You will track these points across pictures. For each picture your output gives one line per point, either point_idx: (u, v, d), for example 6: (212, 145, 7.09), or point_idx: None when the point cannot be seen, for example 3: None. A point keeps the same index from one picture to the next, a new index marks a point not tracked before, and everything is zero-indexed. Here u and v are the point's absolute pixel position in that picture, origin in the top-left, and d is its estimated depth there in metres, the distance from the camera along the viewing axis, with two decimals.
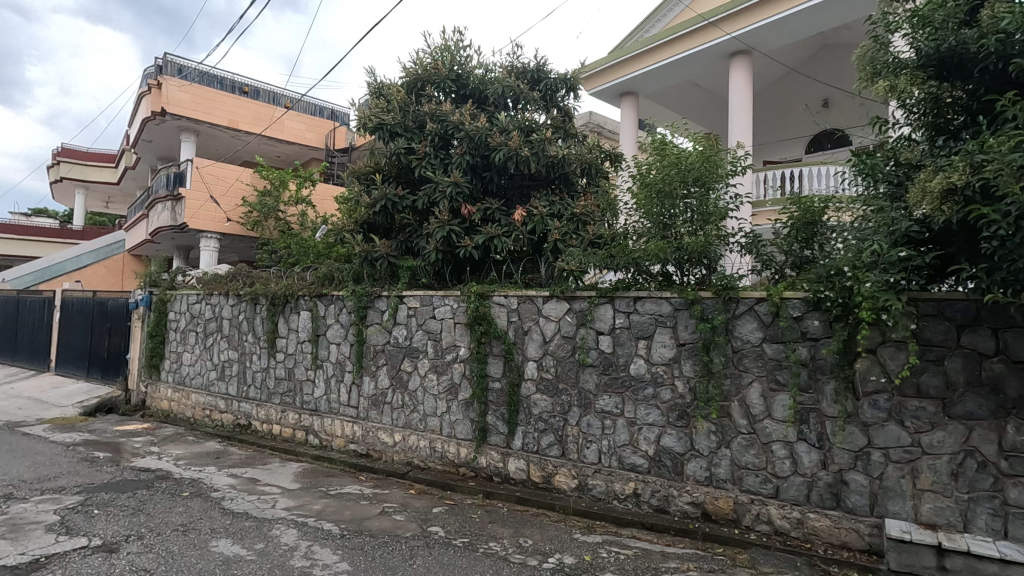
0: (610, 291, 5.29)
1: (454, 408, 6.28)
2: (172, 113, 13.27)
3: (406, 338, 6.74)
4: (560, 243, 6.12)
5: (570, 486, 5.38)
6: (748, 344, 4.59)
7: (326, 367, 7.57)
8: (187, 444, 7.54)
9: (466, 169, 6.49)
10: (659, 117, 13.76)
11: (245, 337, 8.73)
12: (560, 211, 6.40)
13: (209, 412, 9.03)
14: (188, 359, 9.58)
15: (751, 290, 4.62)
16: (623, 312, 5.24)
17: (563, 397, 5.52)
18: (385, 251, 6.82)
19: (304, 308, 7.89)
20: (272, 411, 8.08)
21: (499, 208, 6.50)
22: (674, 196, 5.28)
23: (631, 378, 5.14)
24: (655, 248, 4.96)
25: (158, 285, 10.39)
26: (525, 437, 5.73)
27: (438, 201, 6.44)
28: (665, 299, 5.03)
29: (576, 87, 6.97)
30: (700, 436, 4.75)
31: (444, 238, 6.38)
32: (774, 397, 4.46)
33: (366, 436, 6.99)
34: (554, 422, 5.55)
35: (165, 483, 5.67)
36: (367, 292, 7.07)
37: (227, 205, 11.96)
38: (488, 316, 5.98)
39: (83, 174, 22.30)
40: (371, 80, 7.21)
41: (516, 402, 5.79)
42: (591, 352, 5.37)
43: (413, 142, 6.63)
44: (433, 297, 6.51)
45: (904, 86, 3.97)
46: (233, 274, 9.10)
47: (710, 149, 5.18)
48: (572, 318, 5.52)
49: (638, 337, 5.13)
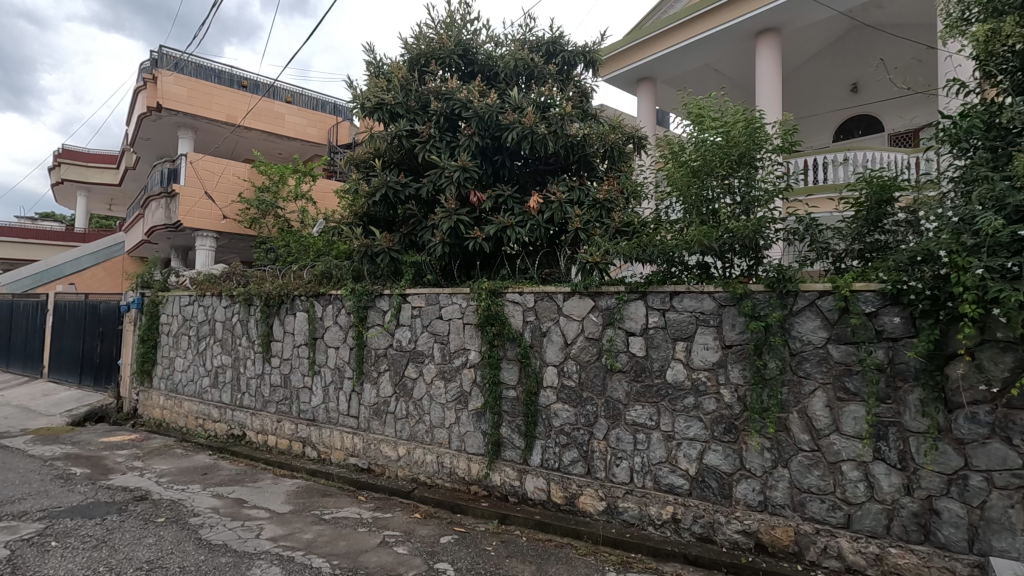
0: (642, 285, 4.61)
1: (464, 419, 5.63)
2: (168, 107, 12.73)
3: (411, 342, 6.10)
4: (584, 231, 5.40)
5: (598, 509, 4.71)
6: (809, 346, 3.89)
7: (324, 373, 6.95)
8: (174, 458, 6.94)
9: (475, 152, 5.82)
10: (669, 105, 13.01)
11: (239, 341, 8.13)
12: (579, 198, 5.70)
13: (202, 421, 8.43)
14: (180, 364, 9.00)
15: (812, 282, 3.92)
16: (657, 310, 4.57)
17: (588, 407, 4.85)
18: (387, 245, 6.16)
19: (300, 309, 7.28)
20: (268, 421, 7.47)
21: (512, 195, 5.84)
22: (714, 176, 4.64)
23: (668, 386, 4.46)
24: (697, 234, 4.28)
25: (151, 287, 9.82)
26: (545, 452, 5.07)
27: (444, 188, 5.77)
28: (706, 293, 4.34)
29: (596, 62, 6.29)
30: (752, 455, 4.06)
31: (451, 229, 5.72)
32: (843, 408, 3.76)
33: (368, 449, 6.35)
34: (578, 436, 4.88)
35: (140, 507, 5.06)
36: (367, 291, 6.44)
37: (223, 202, 11.38)
38: (501, 315, 5.32)
39: (83, 175, 21.91)
40: (370, 59, 6.58)
41: (534, 412, 5.12)
42: (620, 355, 4.70)
43: (416, 124, 5.99)
44: (439, 295, 5.86)
45: (1009, 30, 3.26)
46: (227, 274, 8.51)
47: (756, 121, 4.50)
48: (597, 317, 4.85)
49: (676, 338, 4.45)
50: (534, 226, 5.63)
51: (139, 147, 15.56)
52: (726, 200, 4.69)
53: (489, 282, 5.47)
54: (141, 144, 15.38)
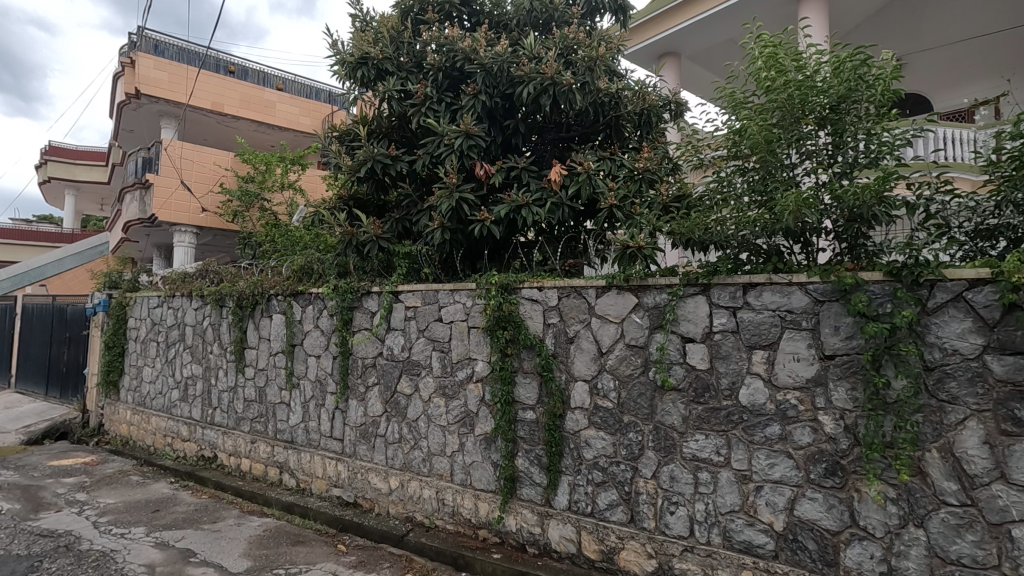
0: (703, 276, 3.48)
1: (470, 446, 4.52)
2: (145, 93, 11.70)
3: (404, 350, 5.00)
4: (621, 208, 4.27)
5: (644, 570, 3.60)
6: (956, 357, 2.76)
7: (303, 387, 5.85)
8: (126, 488, 5.87)
9: (481, 115, 4.69)
10: (696, 85, 11.81)
11: (210, 348, 7.06)
12: (612, 169, 4.55)
13: (170, 440, 7.36)
14: (149, 375, 7.93)
15: (961, 266, 2.77)
16: (725, 308, 3.44)
17: (630, 435, 3.73)
18: (375, 233, 5.05)
19: (277, 310, 6.21)
20: (241, 441, 6.40)
21: (528, 167, 4.71)
22: (794, 132, 3.47)
23: (742, 410, 3.33)
24: (786, 206, 3.13)
25: (119, 287, 8.76)
26: (573, 492, 3.96)
27: (443, 160, 4.66)
28: (796, 285, 3.21)
29: (626, 7, 5.20)
30: (868, 508, 2.94)
31: (453, 211, 4.60)
32: (1011, 447, 2.62)
33: (354, 479, 5.26)
34: (617, 472, 3.77)
35: (57, 564, 4.02)
36: (353, 288, 5.35)
37: (201, 193, 10.31)
38: (515, 317, 4.22)
39: (71, 173, 21.00)
40: (355, 11, 5.49)
41: (559, 440, 4.01)
42: (674, 369, 3.58)
43: (409, 83, 4.90)
44: (438, 292, 4.76)
45: None
46: (199, 271, 7.41)
47: (855, 54, 3.31)
48: (642, 319, 3.73)
49: (753, 346, 3.33)
50: (556, 207, 4.51)
51: (122, 139, 14.55)
52: (810, 163, 3.51)
53: (500, 275, 4.37)
54: (125, 136, 14.39)
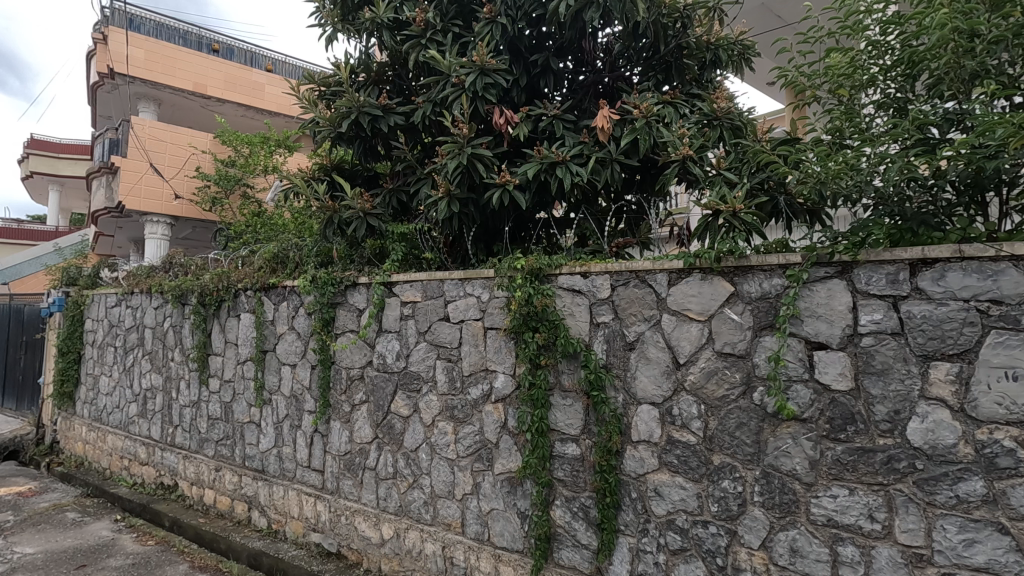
0: (850, 252, 2.29)
1: (487, 488, 3.36)
2: (121, 73, 10.59)
3: (400, 359, 3.84)
4: (696, 162, 3.09)
5: None
6: None
7: (276, 404, 4.70)
8: (57, 530, 4.75)
9: (501, 46, 3.54)
10: None
11: (171, 354, 5.92)
12: (677, 115, 3.38)
13: (127, 463, 6.22)
14: (106, 386, 6.79)
15: None
16: (880, 300, 2.27)
17: (725, 486, 2.57)
18: (363, 208, 3.88)
19: (246, 309, 5.07)
20: (204, 469, 5.26)
21: (562, 116, 3.54)
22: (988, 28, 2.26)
23: (914, 454, 2.16)
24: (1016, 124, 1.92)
25: (76, 284, 7.61)
26: (637, 562, 2.80)
27: (450, 105, 3.51)
28: (1009, 261, 2.01)
29: None
30: None
31: (462, 174, 3.44)
32: None
33: (336, 524, 4.11)
34: (704, 537, 2.61)
35: None
36: (334, 279, 4.20)
37: (175, 178, 9.23)
38: (551, 315, 3.06)
39: (52, 167, 20.02)
40: None
41: (616, 488, 2.85)
42: (793, 391, 2.42)
43: (404, 9, 3.77)
44: (443, 282, 3.61)
45: None
46: (161, 263, 6.26)
47: None
48: (740, 316, 2.56)
49: (931, 356, 2.16)
50: (601, 165, 3.35)
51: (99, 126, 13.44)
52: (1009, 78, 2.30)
53: (528, 257, 3.20)
54: (101, 122, 13.28)
